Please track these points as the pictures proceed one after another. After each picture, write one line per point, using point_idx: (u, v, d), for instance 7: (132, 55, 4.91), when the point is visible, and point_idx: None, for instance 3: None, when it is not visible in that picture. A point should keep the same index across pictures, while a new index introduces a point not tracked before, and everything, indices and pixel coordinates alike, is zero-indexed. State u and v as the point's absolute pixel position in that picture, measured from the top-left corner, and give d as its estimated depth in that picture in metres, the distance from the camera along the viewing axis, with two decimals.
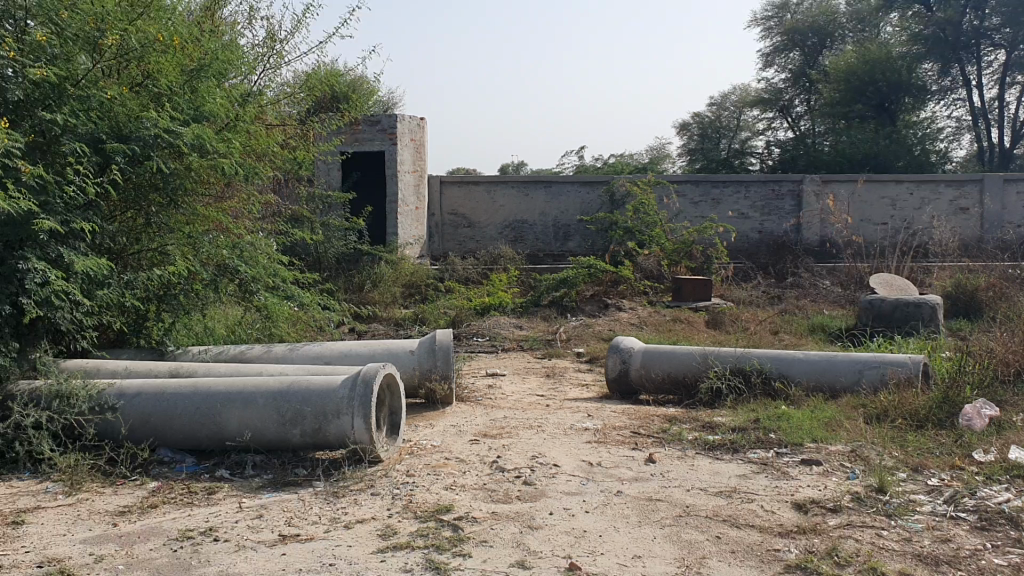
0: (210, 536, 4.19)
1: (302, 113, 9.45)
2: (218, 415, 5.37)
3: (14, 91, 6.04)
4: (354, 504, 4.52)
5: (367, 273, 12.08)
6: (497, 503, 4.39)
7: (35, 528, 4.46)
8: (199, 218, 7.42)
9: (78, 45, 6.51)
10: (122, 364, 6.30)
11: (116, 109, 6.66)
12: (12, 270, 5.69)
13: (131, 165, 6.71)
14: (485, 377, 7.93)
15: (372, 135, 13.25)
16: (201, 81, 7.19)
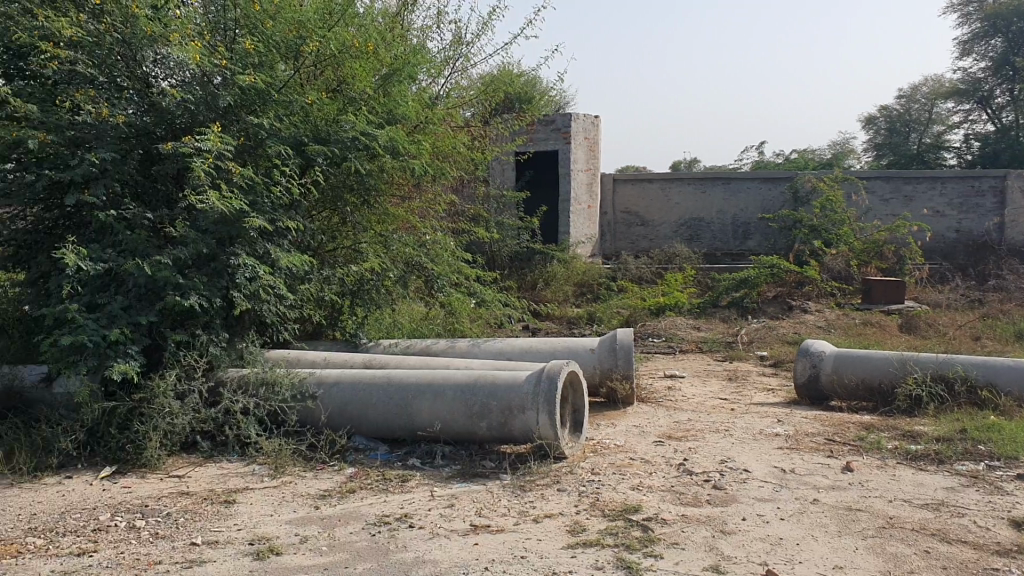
0: (406, 523, 4.35)
1: (487, 113, 9.65)
2: (409, 406, 5.56)
3: (224, 97, 6.60)
4: (541, 499, 4.58)
5: (540, 272, 12.20)
6: (687, 506, 4.33)
7: (245, 507, 4.77)
8: (390, 217, 7.82)
9: (280, 52, 6.98)
10: (320, 356, 6.62)
11: (316, 113, 7.05)
12: (225, 265, 6.19)
13: (329, 165, 7.14)
14: (664, 378, 7.84)
15: (546, 135, 13.39)
16: (393, 85, 7.48)
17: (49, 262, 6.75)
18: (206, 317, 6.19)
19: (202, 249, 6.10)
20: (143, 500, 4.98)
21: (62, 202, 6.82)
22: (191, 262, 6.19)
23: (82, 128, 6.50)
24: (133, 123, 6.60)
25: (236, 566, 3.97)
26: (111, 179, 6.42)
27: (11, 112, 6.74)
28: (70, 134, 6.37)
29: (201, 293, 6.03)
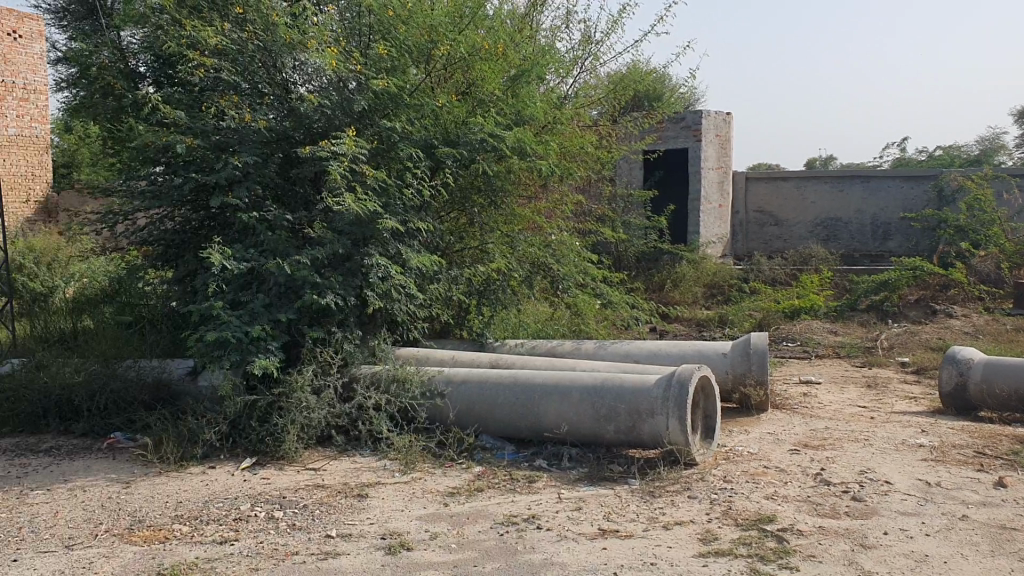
0: (534, 524, 4.35)
1: (616, 113, 9.56)
2: (537, 406, 5.56)
3: (359, 101, 6.79)
4: (671, 506, 4.50)
5: (668, 272, 12.06)
6: (824, 517, 4.17)
7: (377, 502, 4.88)
8: (516, 217, 7.82)
9: (412, 56, 7.11)
10: (449, 354, 6.71)
11: (445, 115, 7.15)
12: (359, 265, 6.36)
13: (459, 167, 7.24)
14: (799, 384, 7.60)
15: (677, 133, 13.29)
16: (522, 86, 7.49)
17: (195, 262, 7.09)
18: (340, 315, 6.37)
19: (337, 250, 6.29)
20: (280, 491, 5.15)
21: (207, 203, 7.16)
22: (327, 262, 6.38)
23: (227, 132, 6.86)
24: (273, 128, 6.90)
25: (368, 560, 4.05)
26: (253, 181, 6.68)
27: (161, 118, 7.22)
28: (216, 139, 6.76)
29: (337, 292, 6.20)
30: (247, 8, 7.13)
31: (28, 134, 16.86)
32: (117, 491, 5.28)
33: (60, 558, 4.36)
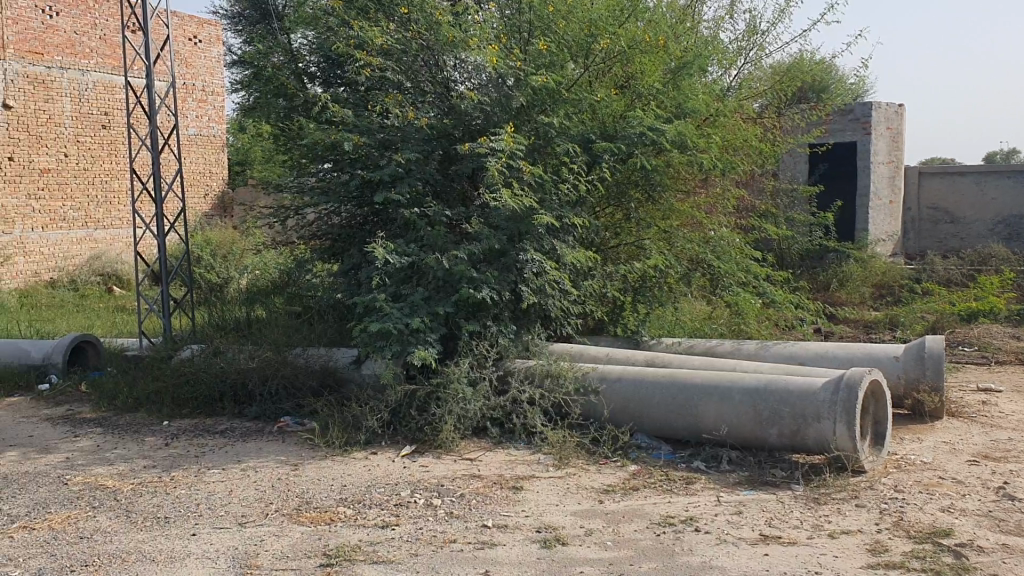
0: (692, 526, 4.26)
1: (780, 104, 9.24)
2: (695, 406, 5.46)
3: (517, 98, 6.86)
4: (837, 514, 4.32)
5: (834, 272, 11.62)
6: (1008, 535, 3.90)
7: (533, 495, 4.91)
8: (673, 212, 7.73)
9: (572, 52, 7.15)
10: (604, 351, 6.68)
11: (604, 110, 7.12)
12: (514, 260, 6.41)
13: (617, 163, 7.10)
14: (978, 391, 7.15)
15: (845, 126, 12.76)
16: (684, 79, 7.34)
17: (359, 255, 7.40)
18: (495, 309, 6.45)
19: (494, 245, 6.38)
20: (438, 479, 5.27)
21: (370, 199, 7.39)
22: (484, 257, 6.48)
23: (391, 131, 7.16)
24: (433, 126, 7.07)
25: (524, 552, 4.08)
26: (414, 178, 6.86)
27: (330, 117, 7.64)
28: (380, 137, 7.05)
29: (492, 287, 6.28)
30: (411, 9, 7.44)
31: (207, 133, 17.89)
32: (285, 473, 5.52)
33: (234, 534, 4.61)
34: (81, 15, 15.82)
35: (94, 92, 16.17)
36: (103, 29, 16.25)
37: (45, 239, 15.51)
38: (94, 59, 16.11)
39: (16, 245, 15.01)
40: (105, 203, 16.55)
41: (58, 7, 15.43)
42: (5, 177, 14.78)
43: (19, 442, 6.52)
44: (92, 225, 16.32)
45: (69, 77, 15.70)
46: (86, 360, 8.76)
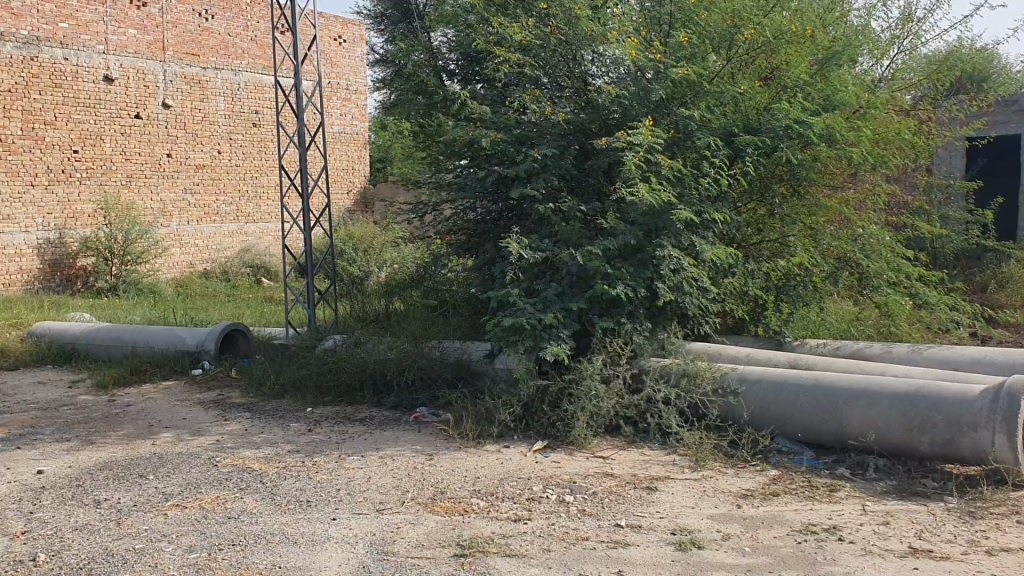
0: (835, 535, 4.09)
1: (937, 96, 8.77)
2: (840, 411, 5.24)
3: (657, 91, 6.74)
4: (996, 530, 4.06)
5: (993, 273, 10.98)
6: None
7: (668, 496, 4.82)
8: (821, 208, 7.43)
9: (714, 43, 6.98)
10: (744, 351, 6.50)
11: (747, 103, 6.92)
12: (650, 256, 6.31)
13: (761, 157, 6.88)
14: None
15: (1008, 117, 12.07)
16: (832, 70, 7.05)
17: (494, 251, 7.46)
18: (631, 306, 6.37)
19: (630, 241, 6.32)
20: (571, 476, 5.24)
21: (506, 194, 7.43)
22: (620, 253, 6.42)
23: (527, 126, 7.18)
24: (571, 121, 7.09)
25: (658, 553, 4.01)
26: (550, 173, 6.86)
27: (468, 114, 7.68)
28: (517, 132, 7.08)
29: (627, 283, 6.20)
30: (551, 4, 7.42)
31: (351, 131, 18.46)
32: (421, 462, 5.62)
33: (372, 520, 4.71)
34: (234, 18, 16.57)
35: (246, 92, 16.91)
36: (255, 31, 16.98)
37: (200, 232, 16.35)
38: (246, 60, 16.87)
39: (174, 237, 15.94)
40: (255, 198, 17.28)
41: (214, 11, 16.21)
42: (164, 173, 15.64)
43: (174, 424, 6.88)
44: (243, 219, 17.09)
45: (223, 77, 16.48)
46: (237, 348, 9.17)
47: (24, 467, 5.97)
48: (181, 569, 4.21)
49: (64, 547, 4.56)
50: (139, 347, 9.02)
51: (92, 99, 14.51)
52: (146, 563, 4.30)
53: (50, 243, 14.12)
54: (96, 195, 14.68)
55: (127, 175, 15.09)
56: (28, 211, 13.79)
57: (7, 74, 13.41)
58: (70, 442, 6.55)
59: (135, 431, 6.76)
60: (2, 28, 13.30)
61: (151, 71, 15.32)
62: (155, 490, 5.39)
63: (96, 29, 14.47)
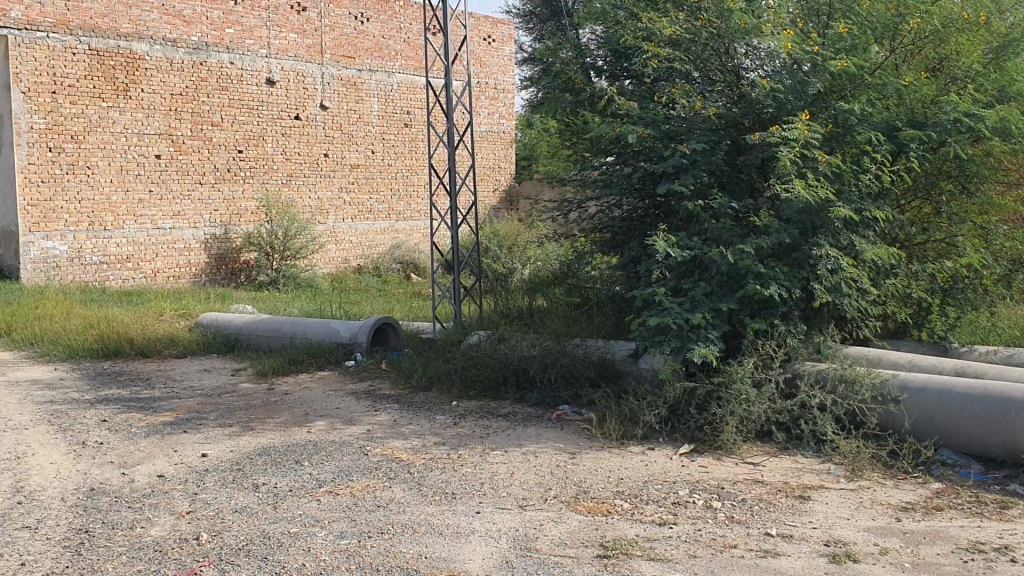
0: (1007, 556, 3.83)
1: None
2: (1014, 422, 4.93)
3: (814, 84, 6.48)
4: None
5: None
6: None
7: (821, 506, 4.63)
8: (993, 206, 6.98)
9: (877, 33, 6.74)
10: (906, 357, 6.19)
11: (912, 96, 6.59)
12: (806, 255, 6.09)
13: (927, 152, 6.53)
14: None
15: None
16: (1009, 57, 6.72)
17: (640, 249, 7.38)
18: (785, 307, 6.17)
19: (785, 239, 6.10)
20: (719, 481, 5.12)
21: (654, 191, 7.33)
22: (774, 252, 6.22)
23: (677, 122, 7.08)
24: (722, 115, 6.92)
25: (811, 565, 3.87)
26: (699, 170, 6.73)
27: (616, 110, 7.60)
28: (666, 128, 6.99)
29: (781, 283, 6.00)
30: None
31: (498, 130, 18.66)
32: (565, 460, 5.61)
33: (516, 516, 4.73)
34: (388, 20, 17.04)
35: (398, 92, 17.37)
36: (408, 32, 17.41)
37: (353, 228, 16.92)
38: (399, 61, 17.32)
39: (329, 234, 16.55)
40: (405, 196, 17.74)
41: (369, 13, 16.72)
42: (321, 172, 16.26)
43: (327, 413, 7.12)
44: (394, 216, 17.58)
45: (377, 78, 16.98)
46: (387, 341, 9.42)
47: (191, 450, 6.31)
48: (333, 555, 4.36)
49: (225, 528, 4.80)
50: (296, 338, 9.41)
51: (255, 101, 15.21)
52: (299, 547, 4.48)
53: (215, 238, 14.92)
54: (258, 193, 15.40)
55: (286, 174, 15.76)
56: (197, 208, 14.62)
57: (179, 78, 14.22)
58: (232, 427, 6.88)
59: (291, 419, 7.04)
60: (175, 35, 14.13)
61: (310, 74, 15.94)
62: (309, 476, 5.59)
63: (259, 33, 15.16)
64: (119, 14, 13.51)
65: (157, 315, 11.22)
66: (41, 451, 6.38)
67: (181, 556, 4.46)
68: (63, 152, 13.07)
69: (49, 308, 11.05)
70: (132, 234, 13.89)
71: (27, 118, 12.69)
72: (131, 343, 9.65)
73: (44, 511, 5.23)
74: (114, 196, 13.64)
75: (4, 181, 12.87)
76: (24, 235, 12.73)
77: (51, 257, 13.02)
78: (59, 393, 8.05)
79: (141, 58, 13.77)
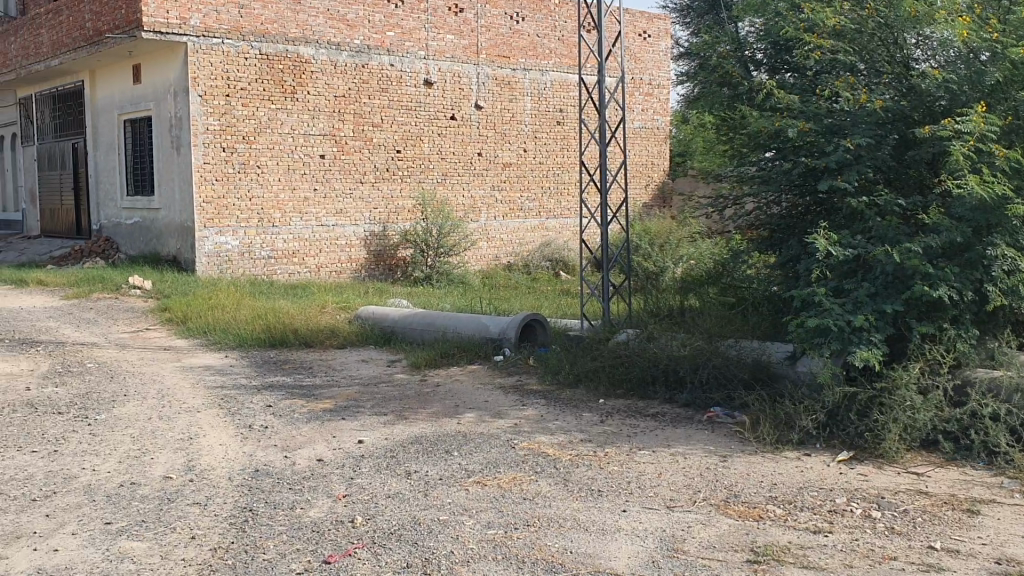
0: None
1: None
2: None
3: (992, 74, 6.11)
4: None
5: None
6: None
7: (992, 521, 4.37)
8: None
9: None
10: None
11: None
12: (979, 256, 5.77)
13: None
14: None
15: None
16: None
17: (799, 247, 7.14)
18: (955, 310, 5.87)
19: (956, 238, 5.78)
20: (879, 490, 4.90)
21: (814, 188, 7.08)
22: (944, 252, 5.90)
23: (840, 116, 6.84)
24: (889, 109, 6.60)
25: None
26: (864, 165, 6.46)
27: (775, 104, 7.39)
28: (828, 122, 6.75)
29: (952, 285, 5.70)
30: None
31: (652, 126, 18.48)
32: (715, 462, 5.49)
33: (663, 516, 4.68)
34: (544, 19, 17.17)
35: (552, 90, 17.46)
36: (563, 31, 17.49)
37: (505, 226, 17.15)
38: (553, 59, 17.41)
39: (482, 231, 16.83)
40: (556, 194, 17.83)
41: (524, 13, 16.89)
42: (475, 170, 16.56)
43: (477, 406, 7.23)
44: (545, 214, 17.70)
45: (531, 77, 17.14)
46: (536, 337, 9.52)
47: (348, 436, 6.55)
48: (480, 544, 4.44)
49: (379, 512, 4.96)
50: (448, 332, 9.63)
51: (413, 101, 15.62)
52: (449, 534, 4.58)
53: (375, 235, 15.44)
54: (415, 192, 15.82)
55: (442, 173, 16.13)
56: (357, 206, 15.16)
57: (342, 80, 14.77)
58: (386, 416, 7.10)
59: (442, 410, 7.19)
60: (339, 38, 14.68)
61: (466, 74, 16.24)
62: (458, 466, 5.70)
63: (418, 35, 15.58)
64: (288, 19, 14.15)
65: (320, 307, 11.70)
66: (212, 433, 6.77)
67: (337, 537, 4.63)
68: (235, 153, 13.84)
69: (222, 299, 11.73)
70: (298, 230, 14.56)
71: (203, 120, 13.49)
72: (295, 334, 10.10)
73: (213, 488, 5.55)
74: (281, 194, 14.31)
75: (182, 180, 13.74)
76: (200, 231, 13.62)
77: (224, 252, 13.87)
78: (229, 379, 8.53)
79: (307, 61, 14.38)
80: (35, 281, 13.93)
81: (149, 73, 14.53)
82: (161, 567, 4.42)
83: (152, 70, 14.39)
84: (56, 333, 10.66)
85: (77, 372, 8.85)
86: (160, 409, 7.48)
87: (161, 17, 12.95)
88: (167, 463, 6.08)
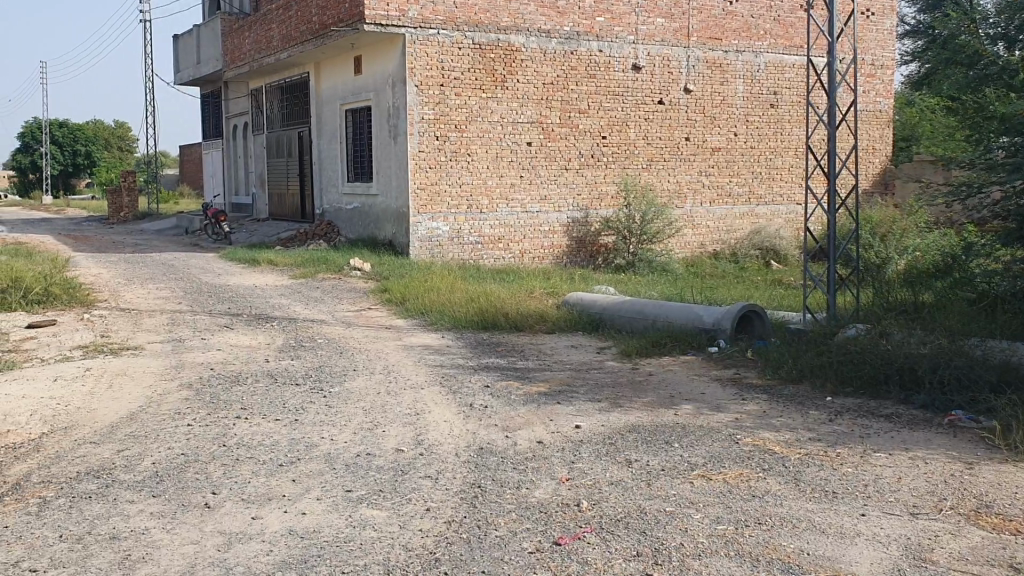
0: None
1: None
2: None
3: None
4: None
5: None
6: None
7: None
8: None
9: None
10: None
11: None
12: None
13: None
14: None
15: None
16: None
17: None
18: None
19: None
20: None
21: None
22: None
23: None
24: None
25: None
26: None
27: None
28: None
29: None
30: None
31: (873, 108, 17.54)
32: (960, 469, 5.16)
33: (907, 522, 4.44)
34: None
35: (766, 72, 16.90)
36: (778, 10, 16.88)
37: (712, 213, 16.82)
38: (767, 41, 16.84)
39: (687, 218, 16.59)
40: (767, 180, 17.27)
41: None
42: (682, 156, 16.32)
43: (694, 398, 7.14)
44: (755, 201, 17.21)
45: (744, 59, 16.66)
46: (752, 329, 9.27)
47: (565, 421, 6.63)
48: (711, 538, 4.38)
49: (604, 498, 5.00)
50: (659, 322, 9.54)
51: (621, 87, 15.56)
52: (677, 526, 4.54)
53: (578, 222, 15.54)
54: (620, 178, 15.77)
55: (648, 159, 15.99)
56: (562, 193, 15.30)
57: (552, 67, 14.91)
58: (602, 403, 7.12)
59: (659, 400, 7.14)
60: (550, 26, 14.83)
61: (677, 58, 16.00)
62: (681, 458, 5.65)
63: (628, 20, 15.51)
64: (500, 9, 14.43)
65: (530, 292, 11.92)
66: (436, 410, 7.03)
67: (564, 520, 4.71)
68: (447, 141, 14.28)
69: (436, 281, 12.17)
70: (504, 216, 14.87)
71: (420, 109, 14.00)
72: (507, 318, 10.32)
73: (442, 464, 5.76)
74: (489, 181, 14.67)
75: (399, 166, 14.32)
76: (415, 216, 14.18)
77: (435, 237, 14.39)
78: (447, 359, 8.84)
79: (518, 49, 14.62)
80: (267, 261, 14.97)
81: (370, 64, 15.20)
82: (401, 536, 4.64)
83: (373, 60, 15.05)
84: (288, 310, 11.42)
85: (309, 347, 9.43)
86: (386, 385, 7.86)
87: (382, 9, 13.53)
88: (398, 437, 6.38)
